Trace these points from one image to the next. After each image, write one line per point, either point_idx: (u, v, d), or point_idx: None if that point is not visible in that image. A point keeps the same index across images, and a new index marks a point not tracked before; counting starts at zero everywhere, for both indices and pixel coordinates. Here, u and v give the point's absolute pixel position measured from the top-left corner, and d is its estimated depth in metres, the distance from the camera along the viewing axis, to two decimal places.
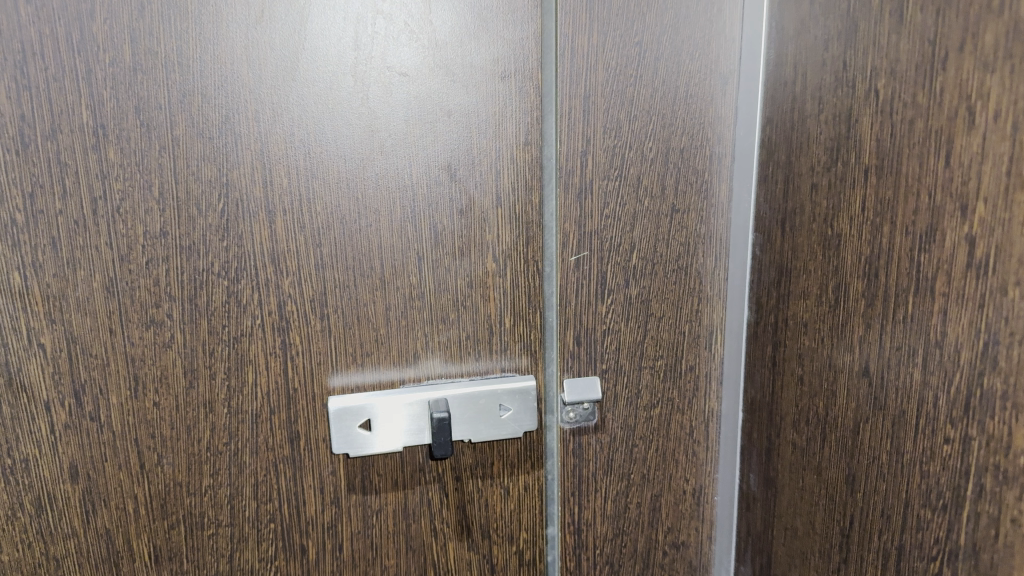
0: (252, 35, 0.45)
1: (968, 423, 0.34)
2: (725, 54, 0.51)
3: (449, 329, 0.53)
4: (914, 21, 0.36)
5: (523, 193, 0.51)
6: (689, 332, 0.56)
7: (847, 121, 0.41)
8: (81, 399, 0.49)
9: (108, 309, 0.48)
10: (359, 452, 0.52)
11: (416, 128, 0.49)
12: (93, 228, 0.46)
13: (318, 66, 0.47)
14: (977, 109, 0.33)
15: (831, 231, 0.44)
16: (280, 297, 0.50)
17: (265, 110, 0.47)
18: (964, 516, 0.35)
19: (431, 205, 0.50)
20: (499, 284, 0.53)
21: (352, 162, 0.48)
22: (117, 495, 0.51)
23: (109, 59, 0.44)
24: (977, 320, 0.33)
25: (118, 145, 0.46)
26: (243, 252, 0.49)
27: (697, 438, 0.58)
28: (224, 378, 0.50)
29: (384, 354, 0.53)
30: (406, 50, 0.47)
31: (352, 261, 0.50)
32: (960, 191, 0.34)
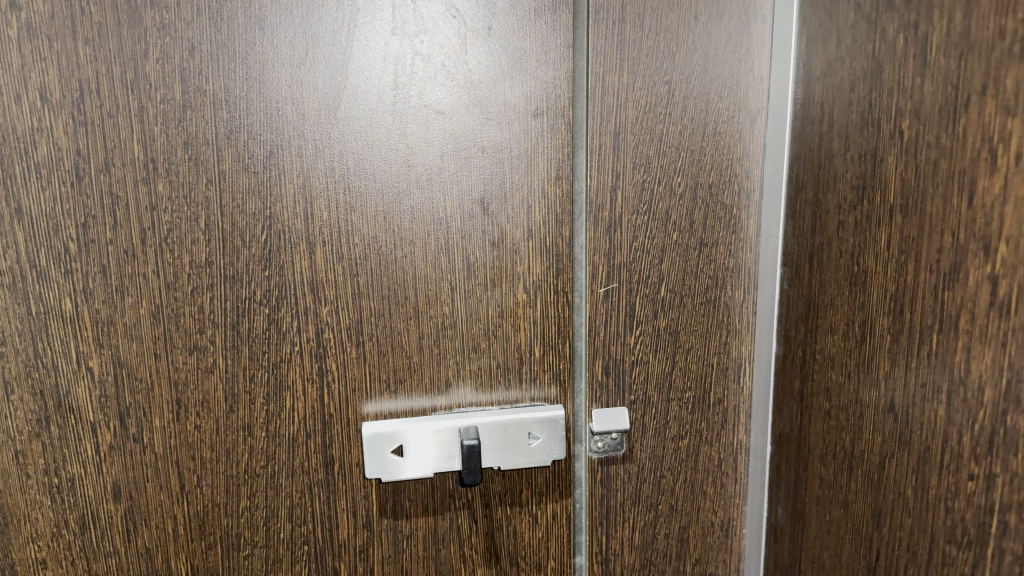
0: (296, 75, 0.47)
1: (992, 460, 0.35)
2: (753, 92, 0.52)
3: (480, 358, 0.54)
4: (938, 64, 0.37)
5: (555, 226, 0.53)
6: (718, 364, 0.56)
7: (873, 160, 0.42)
8: (125, 421, 0.51)
9: (154, 334, 0.50)
10: (391, 477, 0.53)
11: (451, 164, 0.50)
12: (141, 257, 0.49)
13: (358, 104, 0.48)
14: (999, 152, 0.33)
15: (857, 267, 0.44)
16: (317, 325, 0.51)
17: (307, 145, 0.49)
18: (989, 553, 0.35)
19: (464, 237, 0.52)
20: (530, 315, 0.54)
21: (389, 195, 0.50)
22: (156, 515, 0.53)
23: (160, 97, 0.46)
24: (1000, 358, 0.34)
25: (167, 178, 0.48)
26: (282, 281, 0.50)
27: (726, 470, 0.59)
28: (263, 403, 0.52)
29: (417, 382, 0.54)
30: (442, 89, 0.49)
31: (388, 290, 0.52)
32: (982, 232, 0.35)
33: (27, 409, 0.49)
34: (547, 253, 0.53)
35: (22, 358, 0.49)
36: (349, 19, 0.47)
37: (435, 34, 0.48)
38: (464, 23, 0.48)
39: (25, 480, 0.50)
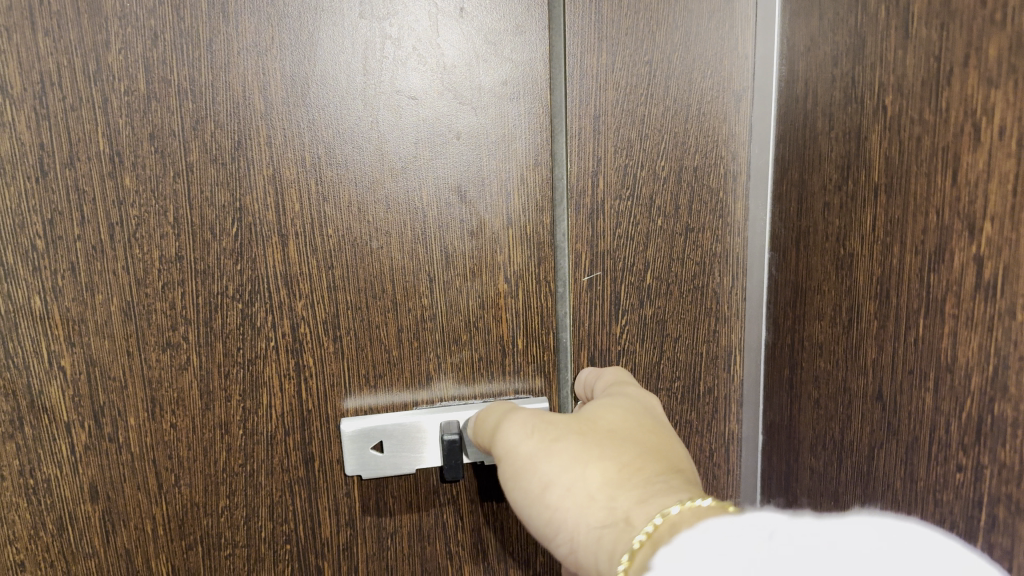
0: (262, 62, 0.46)
1: (980, 450, 0.33)
2: (738, 71, 0.50)
3: (462, 351, 0.53)
4: (919, 35, 0.35)
5: (535, 214, 0.51)
6: (707, 353, 0.55)
7: (857, 139, 0.41)
8: (100, 420, 0.50)
9: (125, 332, 0.49)
10: (372, 474, 0.52)
11: (425, 151, 0.49)
12: (110, 253, 0.47)
13: (327, 91, 0.47)
14: (982, 125, 0.32)
15: (843, 251, 0.43)
16: (293, 319, 0.50)
17: (277, 135, 0.47)
18: (977, 548, 0.34)
19: (441, 227, 0.50)
20: (512, 305, 0.52)
21: (362, 185, 0.49)
22: (135, 516, 0.52)
23: (123, 88, 0.45)
24: (987, 344, 0.32)
25: (134, 172, 0.47)
26: (255, 274, 0.49)
27: (718, 461, 0.57)
28: (239, 399, 0.51)
29: (397, 376, 0.53)
30: (414, 73, 0.48)
31: (364, 283, 0.50)
32: (967, 211, 0.33)
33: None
34: (527, 241, 0.51)
35: None
36: (315, 3, 0.46)
37: (405, 16, 0.47)
38: (435, 5, 0.47)
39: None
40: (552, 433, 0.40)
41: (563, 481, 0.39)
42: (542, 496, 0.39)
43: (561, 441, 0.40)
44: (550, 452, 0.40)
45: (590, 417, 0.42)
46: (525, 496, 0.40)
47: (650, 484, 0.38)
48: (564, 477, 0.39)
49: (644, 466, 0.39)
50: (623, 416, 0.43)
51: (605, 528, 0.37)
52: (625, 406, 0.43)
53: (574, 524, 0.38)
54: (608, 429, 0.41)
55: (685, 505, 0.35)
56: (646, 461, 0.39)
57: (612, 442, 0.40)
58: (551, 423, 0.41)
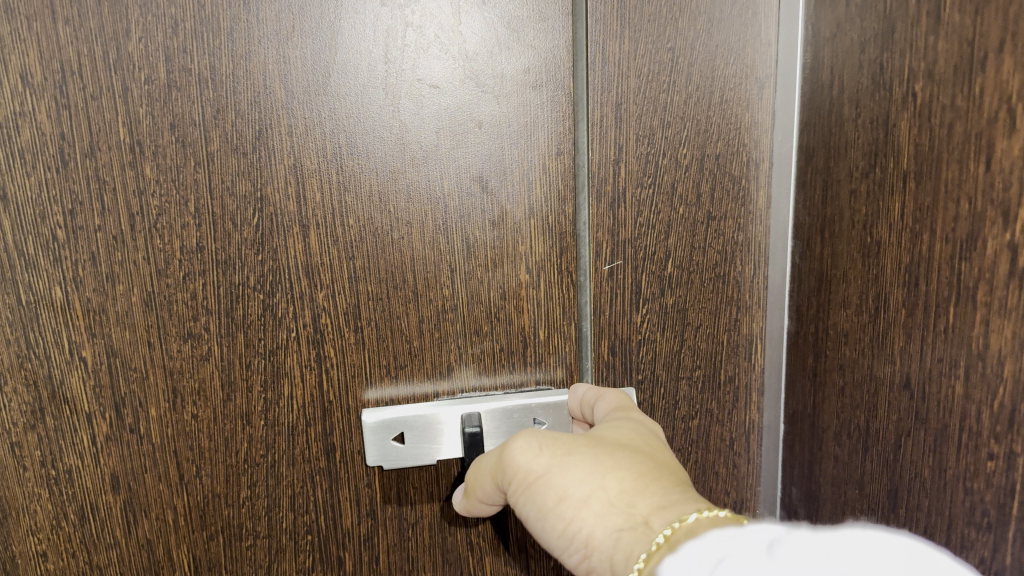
0: (284, 51, 0.46)
1: (1013, 438, 0.33)
2: (761, 57, 0.50)
3: (482, 342, 0.53)
4: (952, 21, 0.35)
5: (558, 204, 0.51)
6: (728, 342, 0.54)
7: (885, 126, 0.40)
8: (121, 411, 0.50)
9: (147, 322, 0.49)
10: (393, 464, 0.52)
11: (446, 140, 0.49)
12: (131, 243, 0.47)
13: (349, 81, 0.47)
14: (1018, 112, 0.31)
15: (870, 239, 0.42)
16: (314, 311, 0.50)
17: (298, 124, 0.47)
18: (1009, 536, 0.34)
19: (462, 216, 0.50)
20: (534, 296, 0.52)
21: (385, 173, 0.48)
22: (156, 505, 0.52)
23: (144, 77, 0.45)
24: (1021, 332, 0.32)
25: (154, 161, 0.46)
26: (277, 265, 0.49)
27: (738, 449, 0.57)
28: (260, 390, 0.51)
29: (418, 366, 0.53)
30: (436, 63, 0.47)
31: (385, 272, 0.50)
32: (1001, 198, 0.33)
33: (21, 400, 0.48)
34: (549, 230, 0.51)
35: (13, 349, 0.47)
36: None
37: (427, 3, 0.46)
38: None
39: (21, 472, 0.50)
40: (564, 447, 0.39)
41: (579, 493, 0.38)
42: (557, 507, 0.38)
43: (572, 452, 0.39)
44: (563, 466, 0.38)
45: (599, 433, 0.42)
46: (539, 508, 0.39)
47: (669, 493, 0.37)
48: (580, 488, 0.38)
49: (660, 477, 0.38)
50: (628, 433, 0.42)
51: (624, 533, 0.36)
52: (631, 426, 0.43)
53: (592, 533, 0.37)
54: (618, 444, 0.40)
55: (704, 514, 0.34)
56: (661, 472, 0.38)
57: (623, 454, 0.39)
58: (558, 437, 0.40)
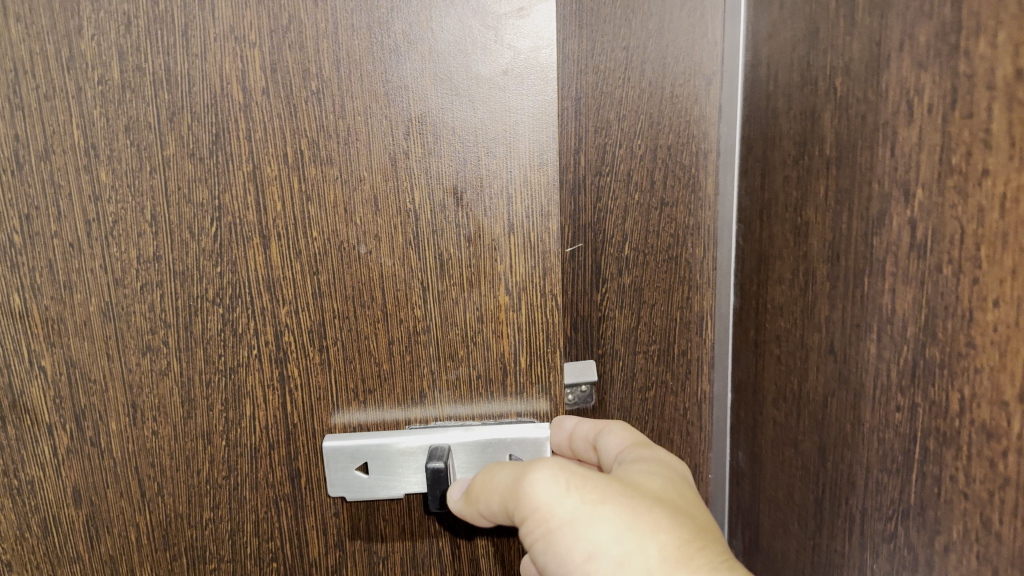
0: (240, 50, 0.39)
1: (914, 391, 0.38)
2: (708, 56, 0.54)
3: (459, 367, 0.45)
4: (863, 24, 0.39)
5: (541, 219, 0.43)
6: (681, 319, 0.59)
7: (812, 117, 0.45)
8: (81, 423, 0.46)
9: (105, 333, 0.44)
10: (358, 496, 0.46)
11: (420, 144, 0.41)
12: (87, 251, 0.42)
13: (311, 84, 0.40)
14: (915, 103, 0.36)
15: (800, 220, 0.47)
16: (275, 326, 0.44)
17: (257, 127, 0.41)
18: (913, 476, 0.38)
19: (434, 229, 0.42)
20: (514, 320, 0.44)
21: (348, 184, 0.41)
22: (119, 522, 0.47)
23: (97, 77, 0.40)
24: (919, 297, 0.37)
25: (110, 165, 0.41)
26: (237, 279, 0.43)
27: (691, 418, 0.61)
28: (220, 409, 0.45)
29: (390, 391, 0.45)
30: (408, 66, 0.40)
31: (351, 290, 0.43)
32: (902, 178, 0.37)
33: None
34: (530, 249, 0.43)
35: None
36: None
37: None
38: None
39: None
40: (597, 491, 0.35)
41: (612, 552, 0.34)
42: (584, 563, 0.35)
43: (607, 503, 0.35)
44: (596, 516, 0.35)
45: (633, 479, 0.38)
46: (563, 559, 0.36)
47: (714, 564, 0.34)
48: (613, 547, 0.34)
49: (700, 541, 0.35)
50: (662, 479, 0.39)
51: None
52: (666, 472, 0.39)
53: None
54: (653, 492, 0.37)
55: None
56: (700, 534, 0.35)
57: (660, 508, 0.36)
58: (590, 478, 0.36)
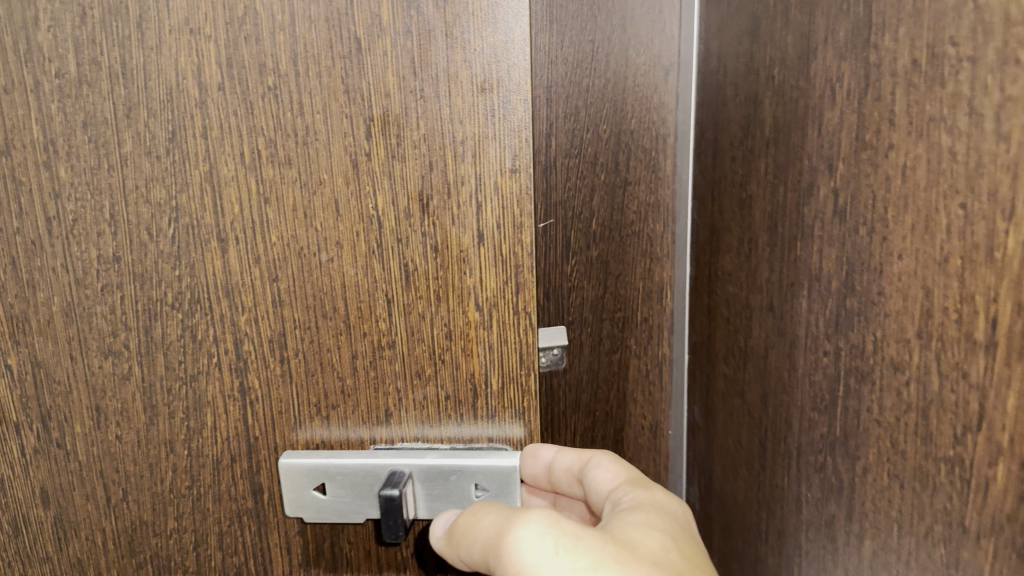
0: (194, 44, 0.38)
1: (838, 336, 0.44)
2: (666, 49, 0.60)
3: (426, 386, 0.44)
4: (796, 20, 0.45)
5: (515, 230, 0.40)
6: (643, 289, 0.65)
7: (755, 102, 0.51)
8: (46, 424, 0.45)
9: (67, 335, 0.43)
10: (315, 516, 0.46)
11: (380, 148, 0.39)
12: (47, 248, 0.42)
13: (268, 79, 0.39)
14: (837, 89, 0.42)
15: (745, 194, 0.53)
16: (235, 335, 0.43)
17: (213, 126, 0.40)
18: (838, 410, 0.44)
19: (400, 238, 0.41)
20: (484, 339, 0.43)
21: (308, 186, 0.40)
22: (86, 525, 0.47)
23: (55, 70, 0.39)
24: (842, 255, 0.43)
25: (68, 161, 0.41)
26: (195, 283, 0.42)
27: (652, 380, 0.67)
28: (183, 418, 0.45)
29: (352, 408, 0.44)
30: (369, 65, 0.38)
31: (312, 298, 0.42)
32: (828, 153, 0.43)
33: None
34: (502, 263, 0.41)
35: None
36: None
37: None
38: None
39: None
40: (587, 558, 0.36)
41: None
42: None
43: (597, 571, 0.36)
44: None
45: (627, 538, 0.39)
46: None
47: None
48: None
49: None
50: (656, 536, 0.40)
51: None
52: (659, 527, 0.41)
53: None
54: (650, 558, 0.38)
55: None
56: None
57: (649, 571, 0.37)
58: (581, 542, 0.37)
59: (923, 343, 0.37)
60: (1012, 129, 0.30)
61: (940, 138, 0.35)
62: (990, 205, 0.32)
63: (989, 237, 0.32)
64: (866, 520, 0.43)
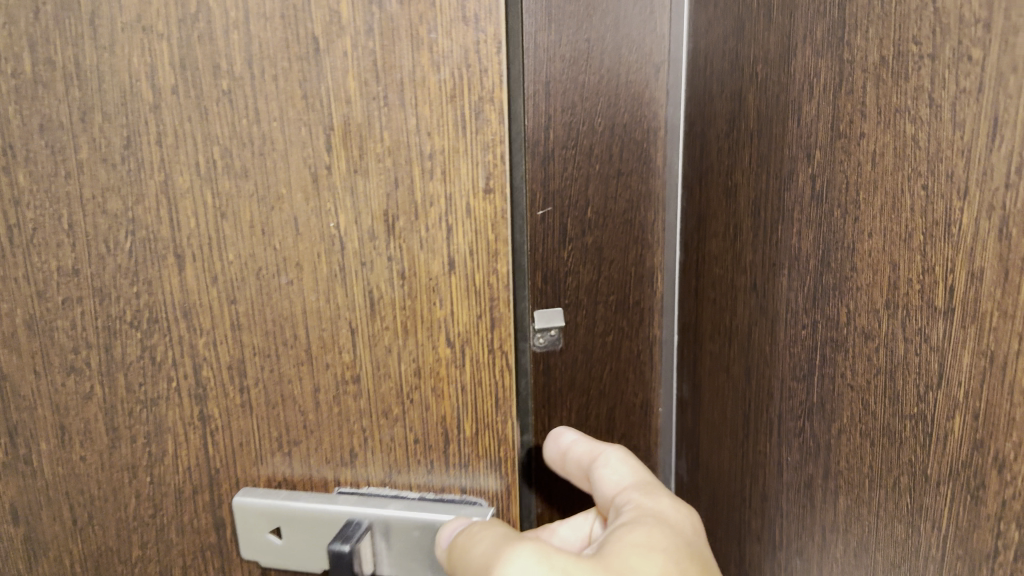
0: (147, 43, 0.41)
1: (815, 310, 0.48)
2: (657, 47, 0.64)
3: (393, 427, 0.46)
4: (777, 21, 0.50)
5: (485, 257, 0.42)
6: (635, 273, 0.69)
7: (740, 97, 0.55)
8: (14, 438, 0.50)
9: (30, 347, 0.48)
10: (269, 558, 0.49)
11: (341, 161, 0.41)
12: (11, 257, 0.47)
13: (222, 82, 0.41)
14: (814, 84, 0.46)
15: (730, 182, 0.57)
16: (194, 359, 0.47)
17: (167, 132, 0.43)
18: (815, 378, 0.49)
19: (364, 262, 0.43)
20: (455, 377, 0.44)
21: (266, 201, 0.43)
22: (55, 546, 0.53)
23: (9, 71, 0.43)
24: (818, 236, 0.47)
25: (26, 168, 0.45)
26: (154, 301, 0.46)
27: (643, 359, 0.72)
28: (144, 443, 0.49)
29: (316, 445, 0.47)
30: (329, 67, 0.40)
31: (271, 324, 0.45)
32: (806, 142, 0.47)
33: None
34: (472, 296, 0.43)
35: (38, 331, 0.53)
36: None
37: None
38: None
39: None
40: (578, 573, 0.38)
41: None
42: None
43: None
44: None
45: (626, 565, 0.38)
46: None
47: None
48: None
49: None
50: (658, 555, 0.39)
51: None
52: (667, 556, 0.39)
53: None
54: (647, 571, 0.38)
55: None
56: None
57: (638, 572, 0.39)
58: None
59: (890, 312, 0.41)
60: (968, 118, 0.35)
61: (904, 128, 0.39)
62: (948, 185, 0.36)
63: (947, 214, 0.36)
64: (841, 477, 0.47)
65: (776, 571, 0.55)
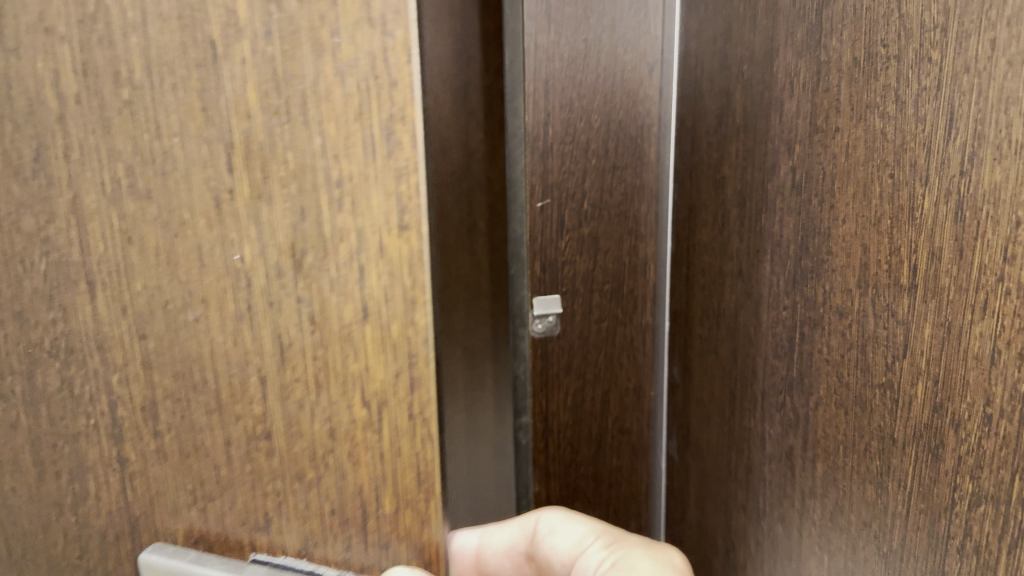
0: (52, 48, 0.35)
1: (795, 292, 0.52)
2: (650, 47, 0.68)
3: (308, 492, 0.37)
4: (761, 25, 0.54)
5: (400, 305, 0.33)
6: (629, 263, 0.73)
7: (728, 96, 0.59)
8: None
9: None
10: None
11: (244, 186, 0.33)
12: None
13: (124, 92, 0.34)
14: (794, 83, 0.50)
15: (719, 175, 0.61)
16: (109, 399, 0.39)
17: (74, 148, 0.36)
18: (795, 355, 0.53)
19: (271, 302, 0.35)
20: (373, 446, 0.35)
21: (170, 230, 0.35)
22: None
23: None
24: (798, 224, 0.51)
25: None
26: (71, 328, 0.39)
27: (636, 346, 0.75)
28: (67, 480, 0.41)
29: (225, 505, 0.39)
30: (228, 78, 0.32)
31: (181, 364, 0.37)
32: (787, 137, 0.51)
33: None
34: (388, 348, 0.33)
35: None
36: None
37: None
38: None
39: None
40: None
41: None
42: None
43: None
44: None
45: None
46: None
47: None
48: None
49: None
50: None
51: None
52: None
53: None
54: None
55: None
56: None
57: None
58: None
59: (862, 292, 0.45)
60: (928, 113, 0.39)
61: (875, 123, 0.43)
62: (911, 173, 0.40)
63: (910, 200, 0.40)
64: (818, 446, 0.51)
65: (760, 538, 0.59)
